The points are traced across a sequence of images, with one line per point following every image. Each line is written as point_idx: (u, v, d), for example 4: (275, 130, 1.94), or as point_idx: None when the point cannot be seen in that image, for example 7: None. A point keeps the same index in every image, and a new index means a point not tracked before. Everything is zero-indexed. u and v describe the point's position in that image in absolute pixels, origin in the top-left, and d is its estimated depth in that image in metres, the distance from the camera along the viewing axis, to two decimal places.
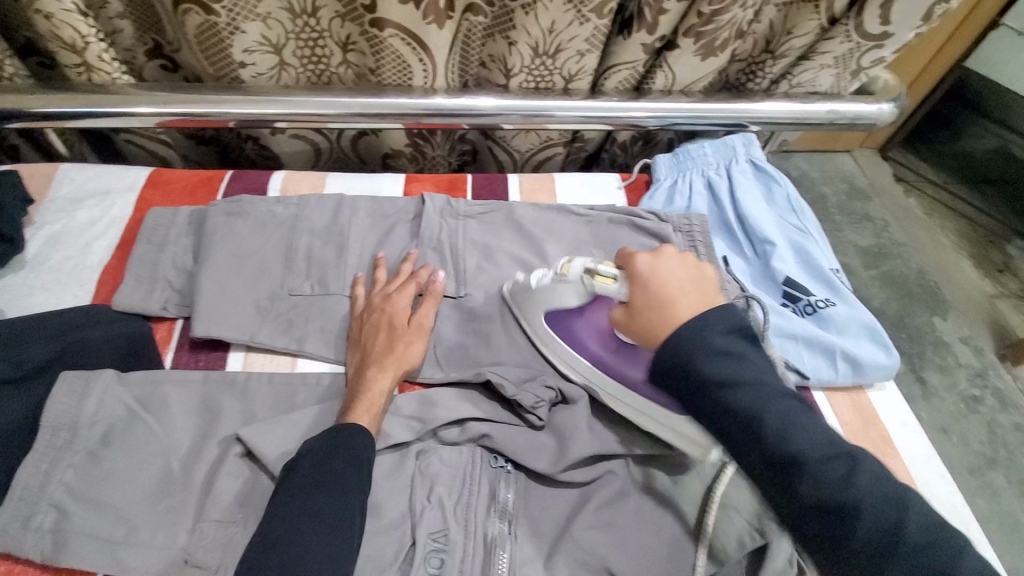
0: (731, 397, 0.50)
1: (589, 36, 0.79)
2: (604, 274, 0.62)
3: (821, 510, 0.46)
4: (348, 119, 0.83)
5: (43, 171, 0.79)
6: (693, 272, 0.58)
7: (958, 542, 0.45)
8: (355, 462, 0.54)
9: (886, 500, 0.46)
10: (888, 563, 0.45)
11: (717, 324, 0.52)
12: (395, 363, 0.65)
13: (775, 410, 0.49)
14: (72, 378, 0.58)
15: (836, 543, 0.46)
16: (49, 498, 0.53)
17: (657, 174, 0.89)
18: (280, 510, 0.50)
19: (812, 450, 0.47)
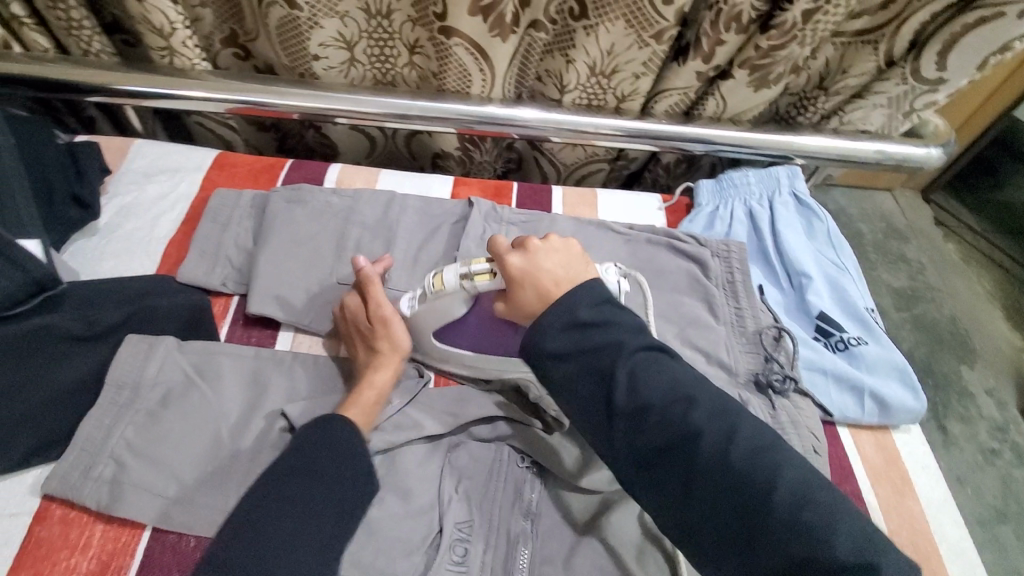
0: (591, 351, 0.50)
1: (646, 61, 0.81)
2: (480, 273, 0.60)
3: (668, 448, 0.47)
4: (406, 119, 0.86)
5: (120, 145, 0.84)
6: (567, 260, 0.58)
7: (823, 482, 0.44)
8: (337, 454, 0.55)
9: (740, 434, 0.46)
10: (747, 499, 0.43)
11: (587, 302, 0.52)
12: (371, 364, 0.66)
13: (627, 360, 0.49)
14: (138, 342, 0.63)
15: (693, 477, 0.46)
16: (110, 451, 0.58)
17: (698, 199, 0.91)
18: (256, 494, 0.52)
19: (658, 391, 0.48)
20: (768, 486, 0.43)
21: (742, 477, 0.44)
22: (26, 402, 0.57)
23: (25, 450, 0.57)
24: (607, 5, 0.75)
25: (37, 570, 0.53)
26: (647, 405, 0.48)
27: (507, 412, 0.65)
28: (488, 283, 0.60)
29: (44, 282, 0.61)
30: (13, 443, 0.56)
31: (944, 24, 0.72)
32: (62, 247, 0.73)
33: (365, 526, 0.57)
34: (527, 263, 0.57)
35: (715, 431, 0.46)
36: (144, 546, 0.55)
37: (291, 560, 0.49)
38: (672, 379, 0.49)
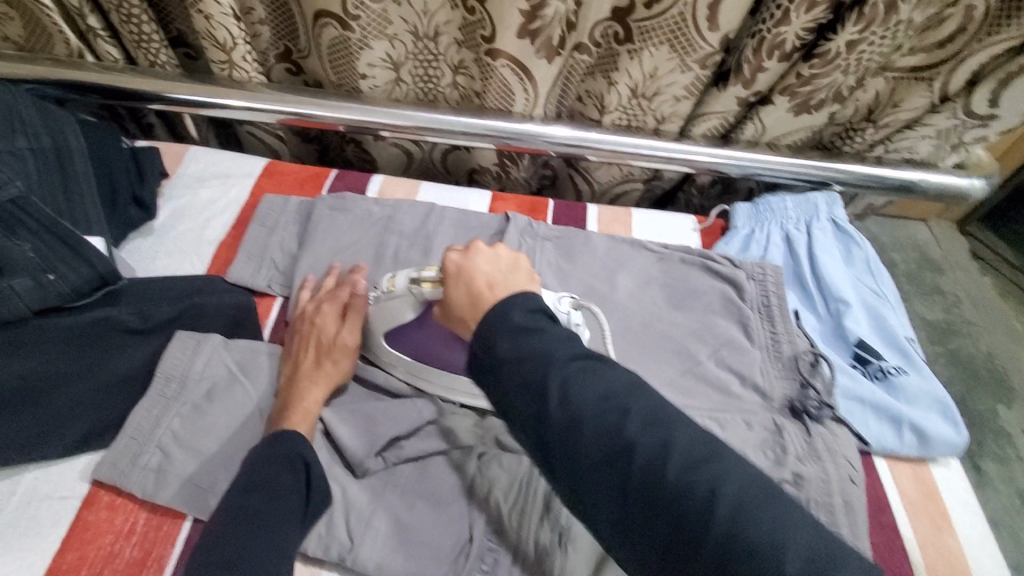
0: (521, 358, 0.46)
1: (688, 84, 0.83)
2: (427, 279, 0.61)
3: (602, 466, 0.42)
4: (448, 134, 0.89)
5: (178, 150, 0.89)
6: (505, 265, 0.57)
7: (763, 490, 0.40)
8: (277, 461, 0.55)
9: (679, 444, 0.42)
10: (684, 516, 0.39)
11: (523, 305, 0.49)
12: (326, 375, 0.64)
13: (559, 372, 0.45)
14: (187, 337, 0.65)
15: (631, 496, 0.41)
16: (156, 441, 0.60)
17: (735, 221, 0.90)
18: (221, 514, 0.50)
19: (592, 406, 0.43)
20: (705, 504, 0.39)
21: (679, 493, 0.40)
22: (85, 389, 0.60)
23: (79, 434, 0.59)
24: (649, 32, 0.77)
25: (83, 553, 0.54)
26: (576, 413, 0.43)
27: None
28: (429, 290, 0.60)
29: (106, 277, 0.64)
30: (70, 427, 0.59)
31: (1003, 63, 0.74)
32: (120, 243, 0.77)
33: (397, 530, 0.58)
34: (465, 264, 0.57)
35: (654, 447, 0.41)
36: (184, 536, 0.56)
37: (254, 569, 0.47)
38: (606, 390, 0.44)
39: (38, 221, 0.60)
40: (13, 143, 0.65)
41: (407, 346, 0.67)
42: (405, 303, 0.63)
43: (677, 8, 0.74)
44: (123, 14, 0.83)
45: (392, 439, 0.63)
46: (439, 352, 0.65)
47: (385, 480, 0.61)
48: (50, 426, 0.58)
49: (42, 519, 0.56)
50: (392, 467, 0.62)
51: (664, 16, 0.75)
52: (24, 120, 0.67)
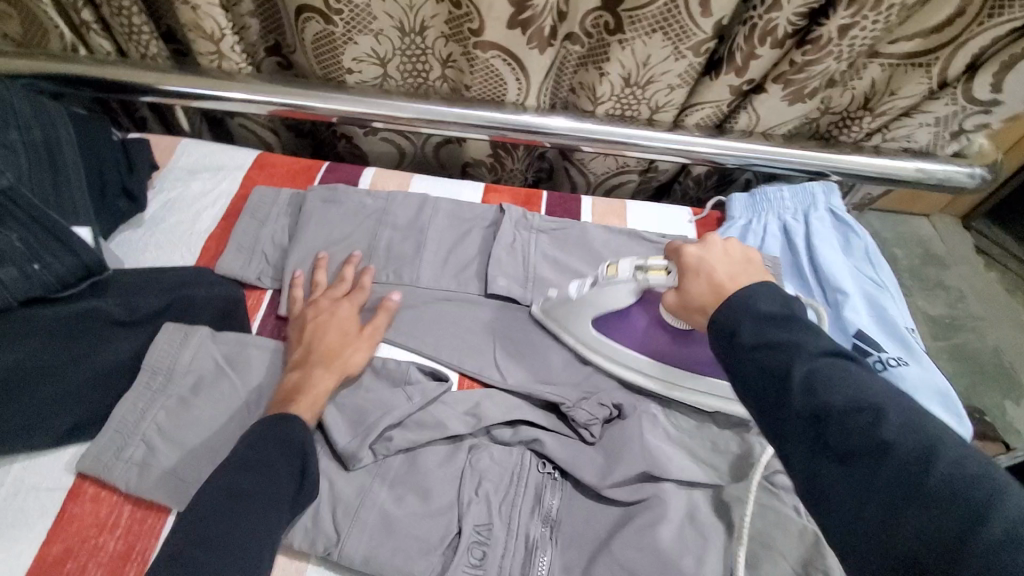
0: (775, 349, 0.44)
1: (682, 72, 0.81)
2: (656, 267, 0.64)
3: (847, 457, 0.39)
4: (440, 124, 0.88)
5: (169, 143, 0.88)
6: (743, 256, 0.58)
7: (1004, 491, 0.35)
8: (274, 442, 0.53)
9: (901, 432, 0.38)
10: (937, 520, 0.35)
11: (764, 298, 0.48)
12: (340, 364, 0.64)
13: (807, 363, 0.43)
14: (173, 330, 0.64)
15: (858, 489, 0.38)
16: (141, 434, 0.59)
17: (731, 213, 0.89)
18: (206, 494, 0.48)
19: (843, 397, 0.40)
20: (974, 519, 0.34)
21: (950, 504, 0.35)
22: (69, 380, 0.59)
23: (64, 427, 0.59)
24: (639, 20, 0.75)
25: (69, 546, 0.54)
26: (819, 401, 0.41)
27: (528, 417, 0.65)
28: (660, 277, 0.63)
29: (92, 268, 0.63)
30: (54, 420, 0.59)
31: (1008, 45, 0.71)
32: (109, 236, 0.76)
33: (384, 524, 0.57)
34: (719, 258, 0.57)
35: (894, 437, 0.38)
36: (168, 529, 0.56)
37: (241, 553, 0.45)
38: (858, 385, 0.41)
39: (21, 212, 0.59)
40: (2, 134, 0.65)
41: (613, 335, 0.71)
42: (628, 291, 0.68)
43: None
44: (114, 6, 0.83)
45: (382, 432, 0.61)
46: (667, 347, 0.68)
47: (374, 472, 0.60)
48: (32, 419, 0.57)
49: (28, 511, 0.56)
50: (383, 460, 0.61)
51: (654, 7, 0.73)
52: (15, 111, 0.67)
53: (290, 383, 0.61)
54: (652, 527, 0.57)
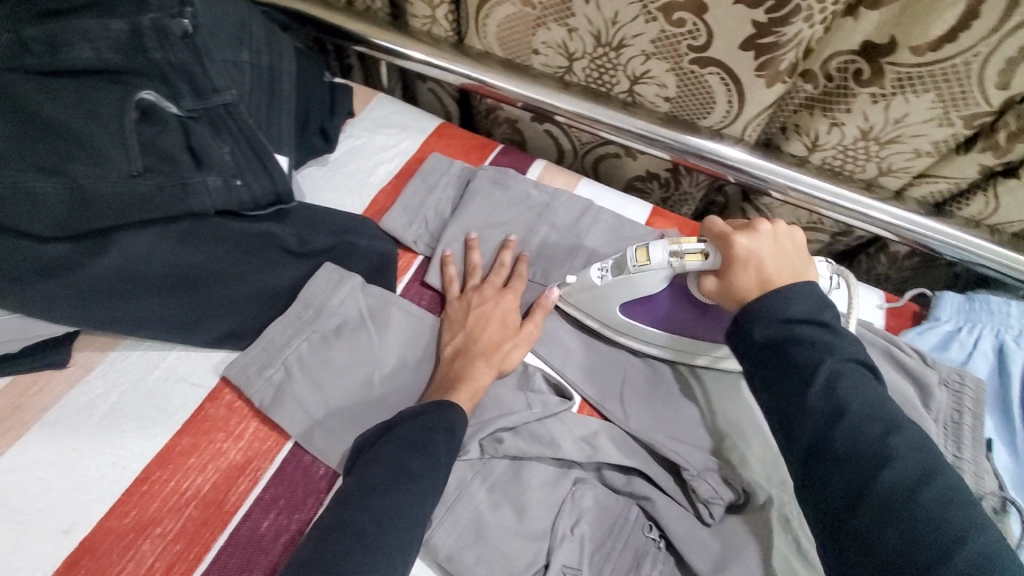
0: (809, 346, 0.47)
1: (939, 141, 0.70)
2: (692, 253, 0.59)
3: (854, 461, 0.43)
4: (618, 132, 0.83)
5: (367, 93, 0.92)
6: (793, 253, 0.54)
7: (981, 523, 0.40)
8: (444, 430, 0.53)
9: (901, 450, 0.43)
10: (919, 530, 0.39)
11: (808, 296, 0.50)
12: (499, 359, 0.64)
13: (835, 364, 0.46)
14: (331, 271, 0.67)
15: (850, 484, 0.42)
16: (283, 359, 0.62)
17: (936, 313, 0.75)
18: (374, 464, 0.50)
19: (861, 405, 0.44)
20: (952, 540, 0.38)
21: (931, 521, 0.39)
22: (237, 290, 0.65)
23: (222, 332, 0.64)
24: (917, 78, 0.65)
25: (196, 441, 0.58)
26: (837, 402, 0.45)
27: (647, 470, 0.59)
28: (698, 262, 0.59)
29: (281, 196, 0.67)
30: (217, 323, 0.63)
31: None
32: (298, 167, 0.81)
33: (475, 527, 0.54)
34: (760, 246, 0.54)
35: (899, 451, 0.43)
36: (282, 457, 0.58)
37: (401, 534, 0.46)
38: (878, 400, 0.45)
39: (237, 128, 0.64)
40: (238, 54, 0.70)
41: (647, 315, 0.66)
42: (660, 275, 0.62)
43: (962, 57, 0.61)
44: None
45: (495, 431, 0.59)
46: (694, 322, 0.65)
47: (476, 468, 0.58)
48: (199, 317, 0.63)
49: (172, 399, 0.60)
50: (488, 459, 0.59)
51: (943, 63, 0.62)
52: (253, 36, 0.72)
53: (454, 370, 0.61)
54: None
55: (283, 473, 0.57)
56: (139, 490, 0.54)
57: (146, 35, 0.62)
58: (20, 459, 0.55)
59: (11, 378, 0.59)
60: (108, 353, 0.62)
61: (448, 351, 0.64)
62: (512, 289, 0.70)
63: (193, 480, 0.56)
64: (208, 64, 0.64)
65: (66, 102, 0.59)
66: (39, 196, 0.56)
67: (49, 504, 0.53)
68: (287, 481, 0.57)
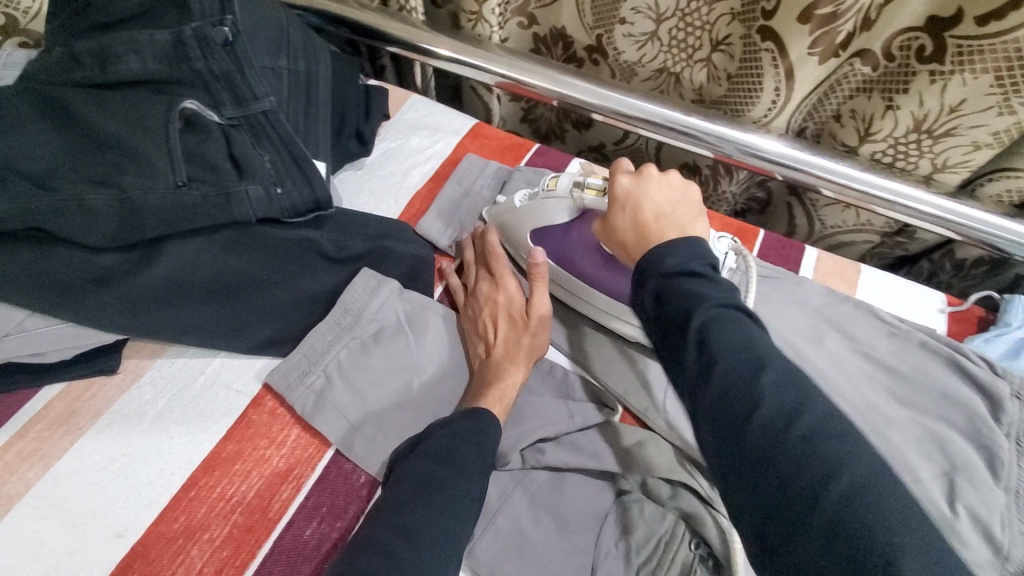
0: (690, 299, 0.44)
1: (1000, 131, 0.65)
2: (592, 186, 0.60)
3: (724, 412, 0.40)
4: (655, 129, 0.80)
5: (402, 95, 0.92)
6: (681, 194, 0.54)
7: (858, 451, 0.36)
8: (478, 446, 0.52)
9: (769, 388, 0.39)
10: (781, 477, 0.36)
11: (684, 248, 0.47)
12: (527, 355, 0.63)
13: (704, 310, 0.43)
14: (370, 276, 0.67)
15: (728, 432, 0.39)
16: (323, 366, 0.62)
17: (1007, 318, 0.70)
18: (407, 479, 0.50)
19: (730, 348, 0.41)
20: (821, 475, 0.35)
21: (802, 458, 0.36)
22: (276, 296, 0.65)
23: (263, 338, 0.64)
24: (979, 53, 0.60)
25: (240, 448, 0.58)
26: (705, 349, 0.42)
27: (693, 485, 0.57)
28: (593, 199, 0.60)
29: (321, 203, 0.65)
30: (258, 330, 0.64)
31: None
32: (334, 171, 0.81)
33: (517, 540, 0.54)
34: (639, 188, 0.55)
35: (770, 394, 0.39)
36: (324, 464, 0.58)
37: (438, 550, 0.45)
38: (748, 339, 0.42)
39: (277, 136, 0.65)
40: (276, 60, 0.70)
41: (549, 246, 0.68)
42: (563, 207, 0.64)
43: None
44: None
45: (536, 441, 0.58)
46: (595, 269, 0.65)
47: (517, 480, 0.57)
48: (242, 324, 0.64)
49: (216, 405, 0.61)
50: (528, 469, 0.58)
51: (1007, 37, 0.57)
52: (291, 41, 0.72)
53: (490, 372, 0.60)
54: None
55: (325, 481, 0.58)
56: (188, 495, 0.55)
57: (188, 45, 0.63)
58: (75, 463, 0.57)
59: (66, 384, 0.61)
60: (156, 359, 0.64)
61: (481, 355, 0.63)
62: (501, 272, 0.67)
63: (238, 486, 0.56)
64: (249, 72, 0.64)
65: (115, 115, 0.60)
66: (92, 209, 0.57)
67: (102, 508, 0.54)
68: (329, 488, 0.57)
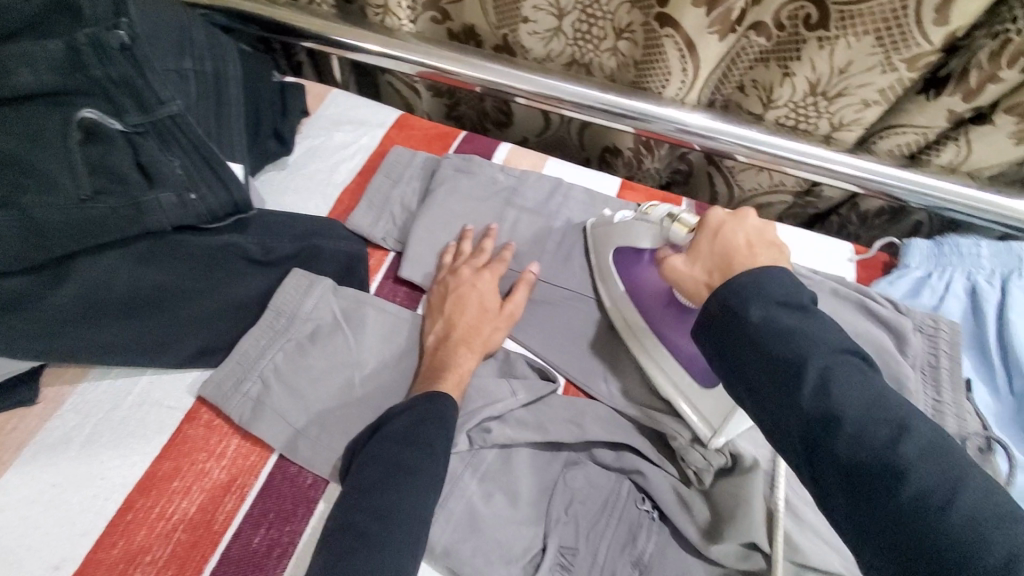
0: (800, 344, 0.42)
1: (886, 88, 0.70)
2: (684, 222, 0.59)
3: (864, 473, 0.38)
4: (586, 110, 0.82)
5: (320, 91, 0.90)
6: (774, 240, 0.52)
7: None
8: (443, 427, 0.52)
9: (880, 444, 0.38)
10: (928, 555, 0.34)
11: (778, 289, 0.46)
12: (481, 343, 0.63)
13: (822, 360, 0.41)
14: (301, 276, 0.66)
15: (860, 496, 0.37)
16: (259, 371, 0.60)
17: (906, 261, 0.76)
18: (371, 461, 0.49)
19: (857, 405, 0.39)
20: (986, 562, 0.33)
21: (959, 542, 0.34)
22: (203, 305, 0.63)
23: (193, 349, 0.62)
24: (857, 16, 0.65)
25: (178, 464, 0.57)
26: (828, 397, 0.40)
27: (635, 444, 0.59)
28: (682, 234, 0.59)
29: (239, 205, 0.65)
30: (187, 341, 0.62)
31: None
32: (255, 173, 0.79)
33: (470, 519, 0.54)
34: (732, 217, 0.54)
35: (885, 450, 0.38)
36: (268, 470, 0.57)
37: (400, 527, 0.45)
38: (882, 397, 0.40)
39: (188, 141, 0.61)
40: (179, 62, 0.68)
41: (627, 278, 0.67)
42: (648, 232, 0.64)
43: None
44: None
45: (481, 421, 0.59)
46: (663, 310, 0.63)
47: (466, 460, 0.58)
48: (168, 337, 0.61)
49: (147, 423, 0.59)
50: (477, 450, 0.58)
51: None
52: (194, 41, 0.69)
53: (436, 359, 0.61)
54: None
55: (271, 487, 0.57)
56: (124, 519, 0.53)
57: (85, 53, 0.58)
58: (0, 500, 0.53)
59: None
60: (77, 385, 0.60)
61: (433, 340, 0.63)
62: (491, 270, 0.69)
63: (178, 504, 0.55)
64: (149, 74, 0.60)
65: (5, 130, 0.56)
66: None
67: (36, 542, 0.52)
68: (275, 494, 0.56)
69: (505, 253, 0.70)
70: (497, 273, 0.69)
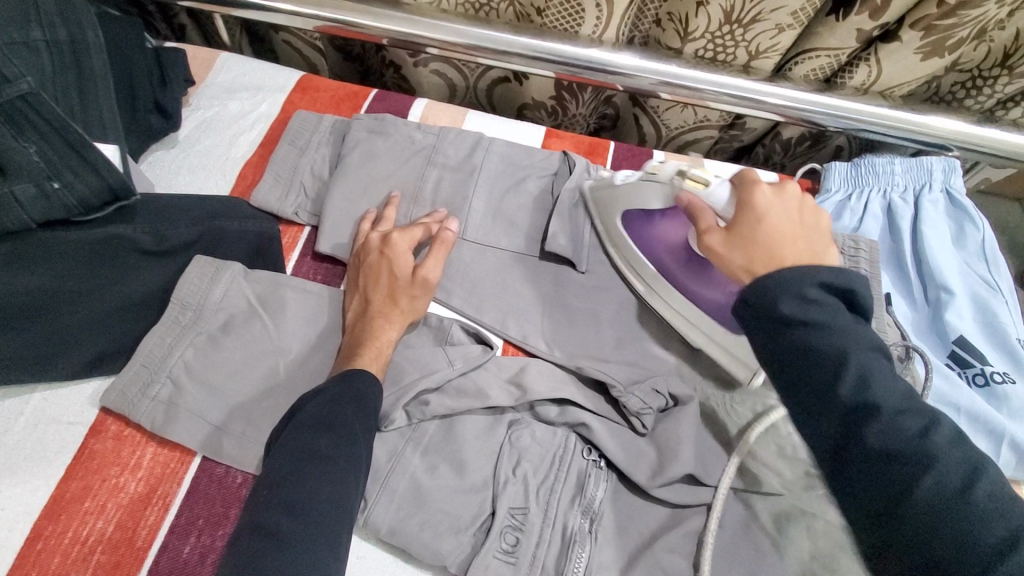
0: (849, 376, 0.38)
1: (798, 10, 0.68)
2: (693, 176, 0.60)
3: (890, 463, 0.37)
4: (504, 57, 0.76)
5: (207, 56, 0.80)
6: (787, 218, 0.48)
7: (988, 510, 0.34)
8: (361, 408, 0.50)
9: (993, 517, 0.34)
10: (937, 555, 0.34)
11: (821, 315, 0.40)
12: (402, 316, 0.60)
13: (860, 355, 0.39)
14: (204, 264, 0.60)
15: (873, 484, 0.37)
16: (168, 371, 0.55)
17: (827, 185, 0.78)
18: (286, 450, 0.46)
19: (893, 397, 0.38)
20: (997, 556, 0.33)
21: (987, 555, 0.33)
22: (94, 307, 0.57)
23: (89, 357, 0.56)
24: None
25: (87, 483, 0.52)
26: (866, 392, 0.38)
27: (578, 397, 0.59)
28: (692, 188, 0.59)
29: (116, 190, 0.56)
30: (78, 349, 0.56)
31: None
32: (140, 154, 0.71)
33: (414, 495, 0.53)
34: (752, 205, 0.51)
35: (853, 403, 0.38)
36: (192, 476, 0.54)
37: (323, 519, 0.43)
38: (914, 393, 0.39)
39: (42, 121, 0.52)
40: (24, 31, 0.58)
41: (639, 239, 0.67)
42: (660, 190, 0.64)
43: None
44: None
45: (418, 394, 0.57)
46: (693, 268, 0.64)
47: (406, 436, 0.56)
48: (58, 346, 0.55)
49: (48, 443, 0.53)
50: (417, 424, 0.57)
51: None
52: (39, 7, 0.59)
53: (357, 335, 0.58)
54: (699, 535, 0.54)
55: (197, 492, 0.53)
56: (34, 549, 0.48)
57: None
58: None
59: None
60: None
61: (351, 316, 0.60)
62: (398, 240, 0.62)
63: (93, 524, 0.50)
64: None
65: None
66: None
67: None
68: (203, 499, 0.53)
69: (428, 221, 0.66)
70: (415, 239, 0.63)
